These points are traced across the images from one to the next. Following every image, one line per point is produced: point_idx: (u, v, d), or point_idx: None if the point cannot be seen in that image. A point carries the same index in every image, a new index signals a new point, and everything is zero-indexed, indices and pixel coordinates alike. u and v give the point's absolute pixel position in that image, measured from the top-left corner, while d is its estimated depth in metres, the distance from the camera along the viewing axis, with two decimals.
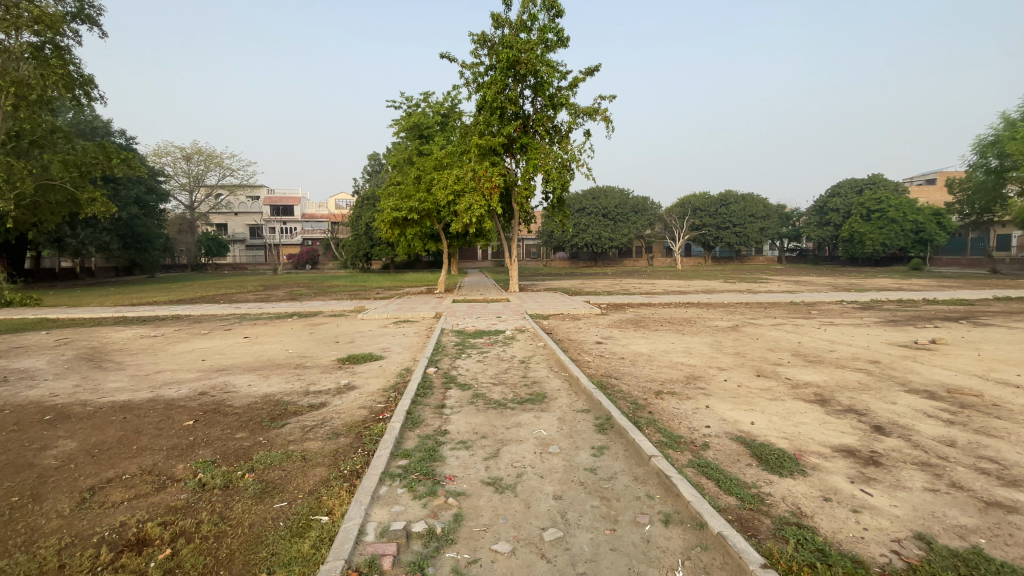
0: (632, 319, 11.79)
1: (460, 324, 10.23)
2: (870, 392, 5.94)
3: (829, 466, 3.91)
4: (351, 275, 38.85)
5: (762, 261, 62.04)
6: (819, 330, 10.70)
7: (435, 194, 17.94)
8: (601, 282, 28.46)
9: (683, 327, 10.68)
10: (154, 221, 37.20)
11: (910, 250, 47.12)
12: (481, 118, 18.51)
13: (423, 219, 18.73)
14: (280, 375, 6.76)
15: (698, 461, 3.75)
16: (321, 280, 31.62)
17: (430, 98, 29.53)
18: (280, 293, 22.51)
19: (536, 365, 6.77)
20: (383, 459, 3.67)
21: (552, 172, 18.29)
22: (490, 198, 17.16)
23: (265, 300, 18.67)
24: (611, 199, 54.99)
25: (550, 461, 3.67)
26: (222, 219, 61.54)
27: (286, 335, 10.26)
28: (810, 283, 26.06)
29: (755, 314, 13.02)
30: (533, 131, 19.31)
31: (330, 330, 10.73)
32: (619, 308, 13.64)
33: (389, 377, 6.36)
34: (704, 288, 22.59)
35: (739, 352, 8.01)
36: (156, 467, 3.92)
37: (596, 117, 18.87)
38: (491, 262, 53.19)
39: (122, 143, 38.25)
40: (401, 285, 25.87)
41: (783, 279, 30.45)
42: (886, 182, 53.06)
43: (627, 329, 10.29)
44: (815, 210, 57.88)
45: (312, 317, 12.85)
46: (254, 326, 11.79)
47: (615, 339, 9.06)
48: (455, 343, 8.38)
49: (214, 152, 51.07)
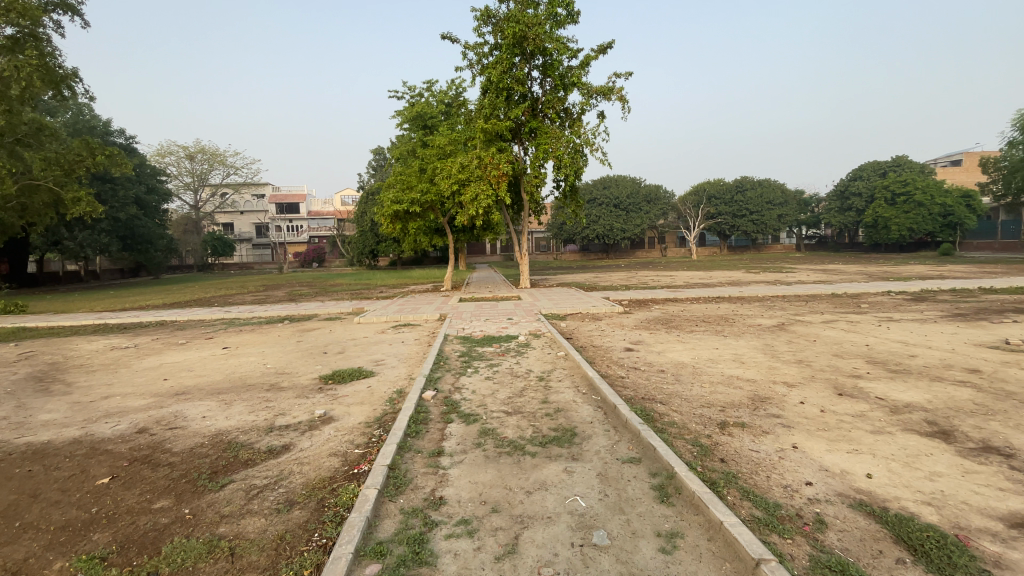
0: (661, 318, 10.42)
1: (468, 329, 8.94)
2: (996, 418, 4.56)
3: (1019, 559, 2.58)
4: (356, 272, 37.81)
5: (780, 249, 60.07)
6: (881, 329, 9.24)
7: (439, 184, 16.63)
8: (616, 275, 27.03)
9: (722, 328, 9.30)
10: (155, 221, 36.41)
11: (938, 235, 44.95)
12: (486, 101, 17.15)
13: (426, 211, 17.41)
14: (246, 401, 5.53)
15: (825, 561, 2.45)
16: (325, 279, 30.57)
17: (434, 86, 28.15)
18: (280, 293, 21.41)
19: (559, 384, 5.46)
20: (342, 563, 2.41)
21: (563, 157, 16.92)
22: (497, 186, 15.82)
23: (261, 302, 17.56)
24: (622, 189, 53.36)
25: (598, 566, 2.39)
26: (228, 218, 60.97)
27: (270, 345, 9.05)
28: (839, 272, 24.45)
29: (797, 309, 11.59)
30: (542, 114, 17.92)
31: (319, 338, 9.49)
32: (643, 305, 12.28)
33: (375, 404, 5.08)
34: (728, 279, 21.10)
35: (803, 362, 6.63)
36: (20, 570, 2.72)
37: (611, 97, 17.46)
38: (500, 255, 52.04)
39: (122, 142, 37.51)
40: (406, 283, 24.70)
41: (810, 267, 28.77)
42: (911, 164, 50.74)
43: (658, 331, 8.93)
44: (835, 195, 55.68)
45: (304, 322, 11.65)
46: (239, 333, 10.60)
47: (648, 345, 7.70)
48: (460, 354, 7.12)
49: (217, 150, 50.21)
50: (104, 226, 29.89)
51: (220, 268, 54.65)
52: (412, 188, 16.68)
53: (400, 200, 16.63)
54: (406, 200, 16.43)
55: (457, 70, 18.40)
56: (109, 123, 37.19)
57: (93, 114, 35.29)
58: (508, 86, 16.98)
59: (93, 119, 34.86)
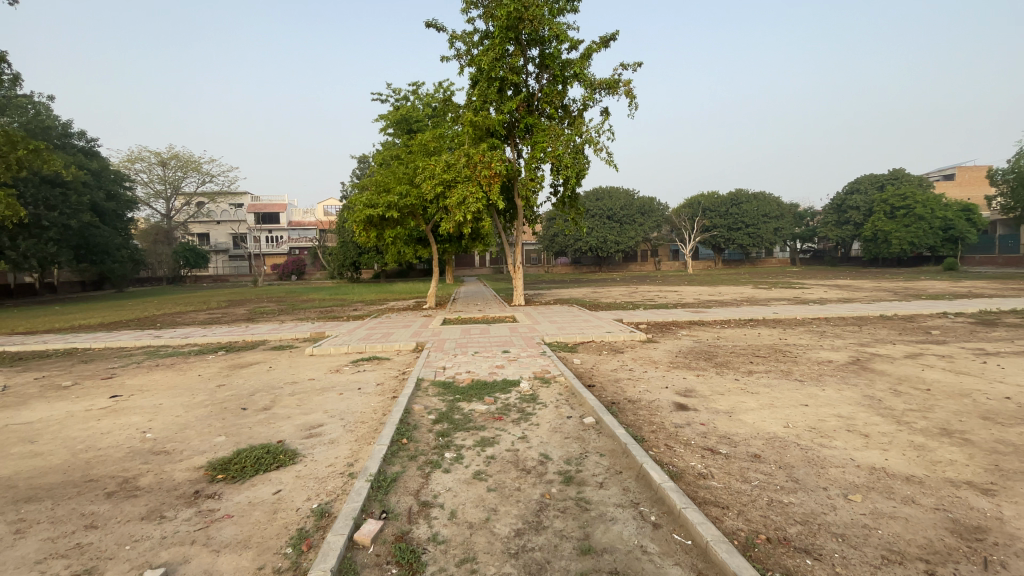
0: (698, 350, 8.14)
1: (450, 369, 6.55)
2: None
3: None
4: (334, 287, 35.26)
5: (775, 263, 58.75)
6: (992, 367, 7.03)
7: (420, 186, 14.27)
8: (616, 291, 24.81)
9: (787, 367, 7.00)
10: (115, 231, 33.51)
11: (939, 249, 43.72)
12: (476, 93, 14.97)
13: (405, 218, 14.98)
14: (46, 530, 3.11)
15: None
16: (299, 294, 28.01)
17: (420, 89, 25.97)
18: (240, 311, 18.84)
19: (603, 497, 3.13)
20: None
21: (563, 158, 14.79)
22: (488, 189, 13.62)
23: (210, 322, 14.97)
24: (616, 200, 51.58)
25: None
26: (203, 229, 57.97)
27: (178, 391, 6.57)
28: (857, 288, 22.51)
29: (858, 338, 9.38)
30: (539, 110, 15.82)
31: (249, 379, 7.04)
32: (668, 330, 10.03)
33: (268, 553, 2.70)
34: (743, 296, 19.01)
35: (956, 434, 4.39)
36: None
37: (618, 91, 15.36)
38: (490, 269, 49.90)
39: (83, 145, 34.64)
40: (385, 298, 22.19)
41: (821, 283, 26.88)
42: (909, 177, 49.66)
43: (706, 371, 6.64)
44: (832, 208, 54.41)
45: (245, 353, 9.19)
46: (151, 370, 8.12)
47: (705, 398, 5.43)
48: (438, 417, 4.78)
49: (191, 156, 47.56)
50: (53, 234, 26.79)
51: (193, 281, 51.63)
52: (389, 190, 14.27)
53: (375, 204, 14.19)
54: (382, 204, 13.98)
55: (444, 61, 16.23)
56: (69, 125, 34.40)
57: (52, 115, 32.47)
58: (502, 76, 14.83)
59: (52, 120, 32.08)
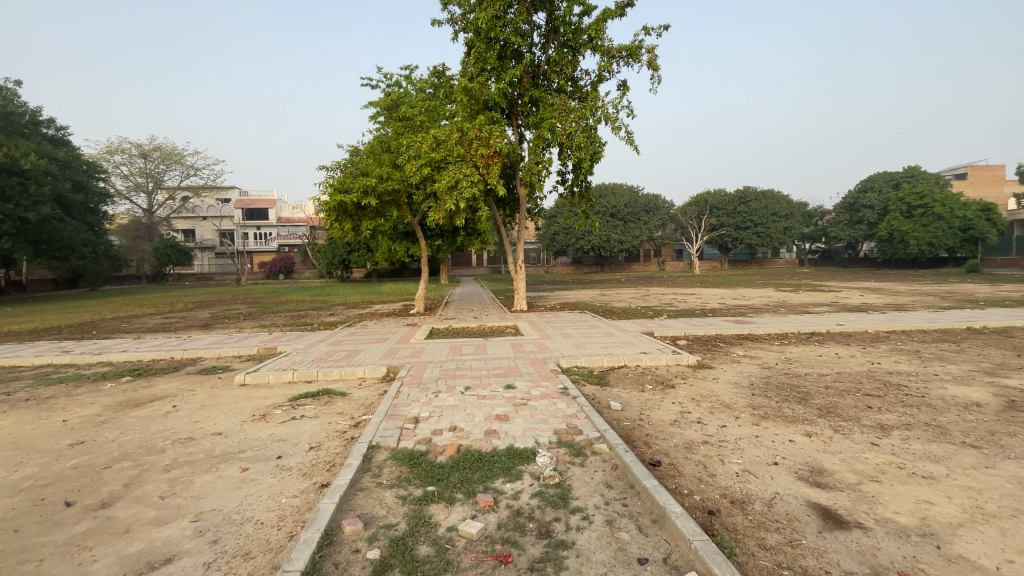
0: (781, 384, 5.82)
1: (426, 424, 4.18)
2: None
3: None
4: (322, 286, 33.14)
5: (783, 264, 56.68)
6: None
7: (403, 167, 11.81)
8: (626, 293, 22.47)
9: (929, 418, 4.72)
10: (83, 225, 31.02)
11: (958, 250, 41.72)
12: (472, 58, 12.55)
13: (386, 207, 12.54)
14: None
15: None
16: (279, 294, 25.63)
17: (412, 73, 23.55)
18: (203, 315, 16.46)
19: None
20: None
21: (575, 137, 12.48)
22: (485, 172, 11.32)
23: (154, 330, 12.58)
24: (619, 198, 49.29)
25: None
26: (188, 225, 55.33)
27: (4, 457, 4.25)
28: (894, 292, 20.28)
29: (974, 362, 7.12)
30: (546, 84, 13.49)
31: (129, 434, 4.72)
32: (719, 349, 7.75)
33: None
34: (773, 301, 16.75)
35: None
36: None
37: (640, 59, 12.96)
38: (487, 268, 47.69)
39: (51, 135, 31.86)
40: (370, 301, 19.86)
41: (849, 285, 24.52)
42: (926, 175, 47.46)
43: (818, 429, 4.38)
44: (845, 207, 52.06)
45: (159, 380, 6.86)
46: (10, 408, 5.78)
47: (860, 498, 3.16)
48: (387, 555, 2.46)
49: (174, 148, 45.15)
50: (6, 228, 24.29)
51: (176, 279, 49.26)
52: (367, 172, 11.81)
53: (349, 188, 11.67)
54: (357, 187, 11.49)
55: (435, 24, 13.72)
56: (36, 111, 31.48)
57: (19, 100, 29.73)
58: (503, 40, 12.41)
59: (17, 105, 29.39)
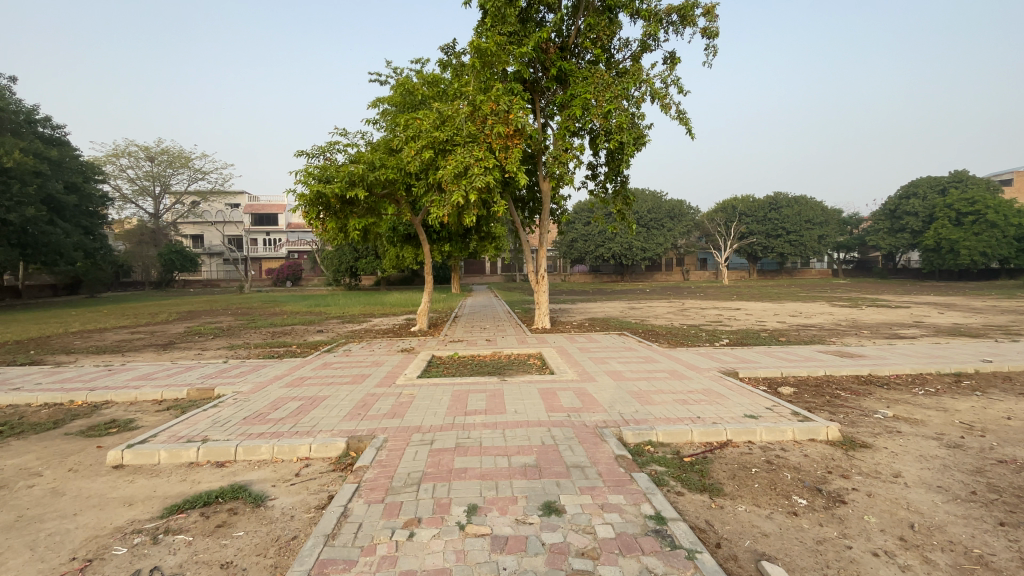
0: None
1: None
2: None
3: None
4: (326, 295, 31.08)
5: (814, 274, 53.44)
6: None
7: (399, 151, 9.53)
8: (659, 306, 19.91)
9: None
10: (76, 228, 29.43)
11: (1012, 260, 38.43)
12: (486, 21, 10.29)
13: (381, 202, 10.29)
14: None
15: None
16: (276, 304, 23.48)
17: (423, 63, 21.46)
18: (177, 329, 14.22)
19: None
20: None
21: (614, 116, 9.97)
22: (503, 157, 9.04)
23: (101, 351, 10.34)
24: (642, 202, 46.58)
25: None
26: (197, 230, 53.98)
27: None
28: (976, 308, 17.41)
29: None
30: (576, 57, 11.22)
31: None
32: (851, 406, 5.18)
33: None
34: (842, 320, 14.08)
35: None
36: None
37: (694, 21, 10.54)
38: (501, 277, 45.73)
39: (49, 134, 30.47)
40: (371, 313, 17.60)
41: (911, 299, 21.64)
42: (975, 180, 43.96)
43: None
44: (883, 214, 48.68)
45: (12, 447, 4.51)
46: None
47: None
48: None
49: (182, 151, 43.82)
50: None
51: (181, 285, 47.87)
52: (355, 157, 9.55)
53: (332, 177, 9.41)
54: (342, 175, 9.21)
55: None
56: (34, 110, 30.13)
57: (15, 98, 28.33)
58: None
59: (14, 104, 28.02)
